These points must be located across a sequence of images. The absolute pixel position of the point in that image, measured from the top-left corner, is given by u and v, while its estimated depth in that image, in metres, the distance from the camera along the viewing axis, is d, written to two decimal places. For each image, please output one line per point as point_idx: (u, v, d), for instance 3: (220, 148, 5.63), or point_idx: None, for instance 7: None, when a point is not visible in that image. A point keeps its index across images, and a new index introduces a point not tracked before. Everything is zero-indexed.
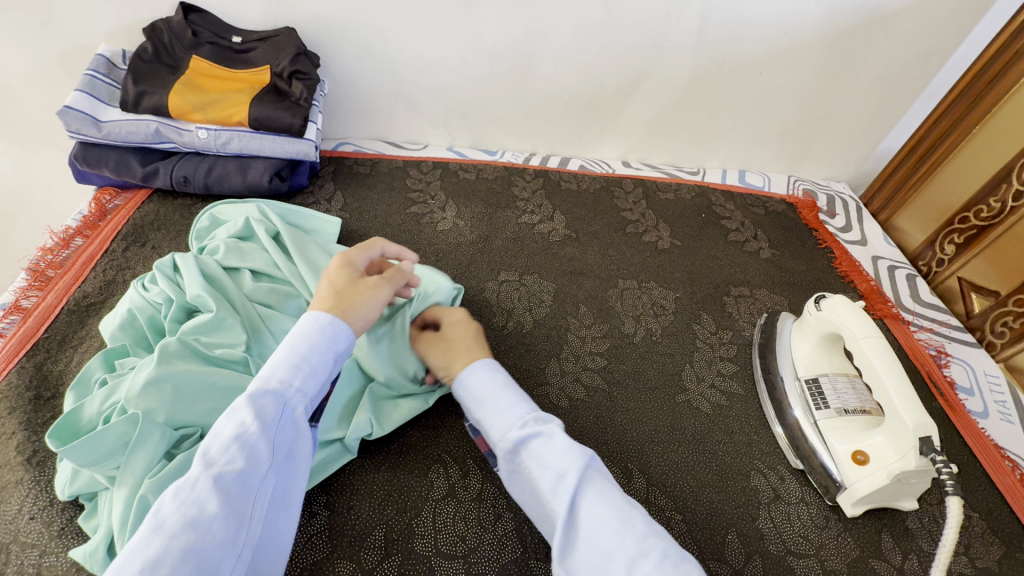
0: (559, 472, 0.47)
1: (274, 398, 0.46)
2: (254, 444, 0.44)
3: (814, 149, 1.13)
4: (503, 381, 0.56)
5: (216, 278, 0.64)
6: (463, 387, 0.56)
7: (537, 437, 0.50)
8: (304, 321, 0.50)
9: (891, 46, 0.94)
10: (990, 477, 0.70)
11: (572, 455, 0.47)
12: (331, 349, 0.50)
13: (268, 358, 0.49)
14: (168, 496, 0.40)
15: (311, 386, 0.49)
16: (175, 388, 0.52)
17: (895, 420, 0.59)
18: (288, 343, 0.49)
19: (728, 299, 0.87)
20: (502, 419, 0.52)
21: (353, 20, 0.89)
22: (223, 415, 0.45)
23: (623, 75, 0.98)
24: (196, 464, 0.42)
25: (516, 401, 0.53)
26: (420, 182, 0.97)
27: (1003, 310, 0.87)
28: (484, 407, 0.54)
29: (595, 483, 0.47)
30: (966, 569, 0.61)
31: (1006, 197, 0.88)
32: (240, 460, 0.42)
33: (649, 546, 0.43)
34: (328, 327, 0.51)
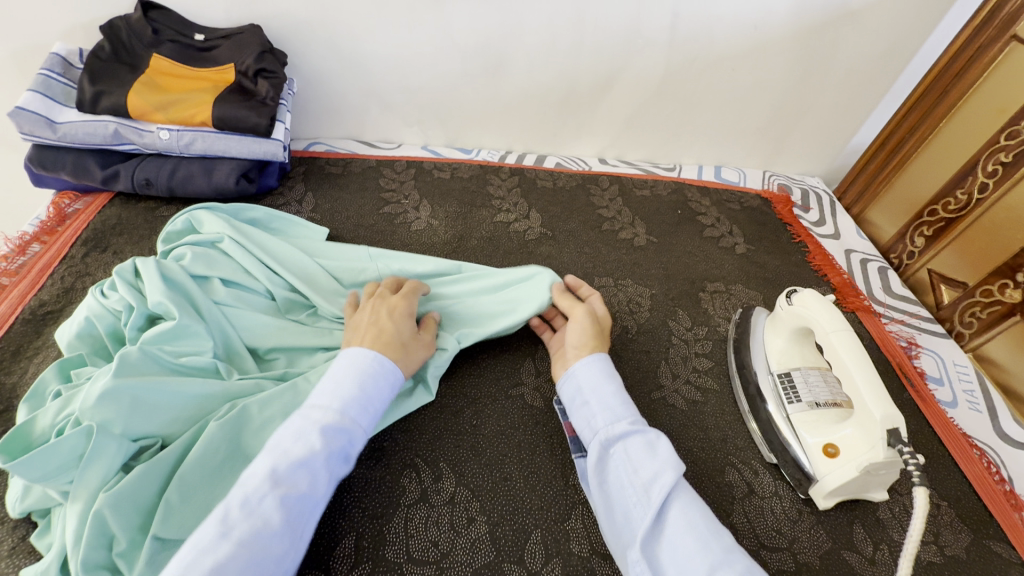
0: (656, 472, 0.51)
1: (341, 432, 0.50)
2: (319, 470, 0.47)
3: (788, 144, 1.14)
4: (612, 380, 0.61)
5: (180, 283, 0.62)
6: (578, 376, 0.61)
7: (638, 437, 0.55)
8: (375, 360, 0.55)
9: (860, 41, 0.95)
10: (959, 466, 0.71)
11: (672, 460, 0.52)
12: (387, 394, 0.55)
13: (337, 389, 0.53)
14: (235, 505, 0.43)
15: (368, 424, 0.53)
16: (134, 398, 0.51)
17: (864, 413, 0.59)
18: (357, 380, 0.53)
19: (704, 294, 0.87)
20: (605, 415, 0.58)
21: (320, 17, 0.87)
22: (290, 436, 0.48)
23: (597, 71, 0.97)
24: (264, 480, 0.45)
25: (620, 403, 0.59)
26: (394, 182, 0.96)
27: (971, 301, 0.89)
28: (588, 401, 0.59)
29: (683, 493, 0.51)
30: (936, 557, 0.62)
31: (973, 189, 0.89)
32: (304, 483, 0.46)
33: (735, 557, 0.45)
34: (389, 373, 0.56)
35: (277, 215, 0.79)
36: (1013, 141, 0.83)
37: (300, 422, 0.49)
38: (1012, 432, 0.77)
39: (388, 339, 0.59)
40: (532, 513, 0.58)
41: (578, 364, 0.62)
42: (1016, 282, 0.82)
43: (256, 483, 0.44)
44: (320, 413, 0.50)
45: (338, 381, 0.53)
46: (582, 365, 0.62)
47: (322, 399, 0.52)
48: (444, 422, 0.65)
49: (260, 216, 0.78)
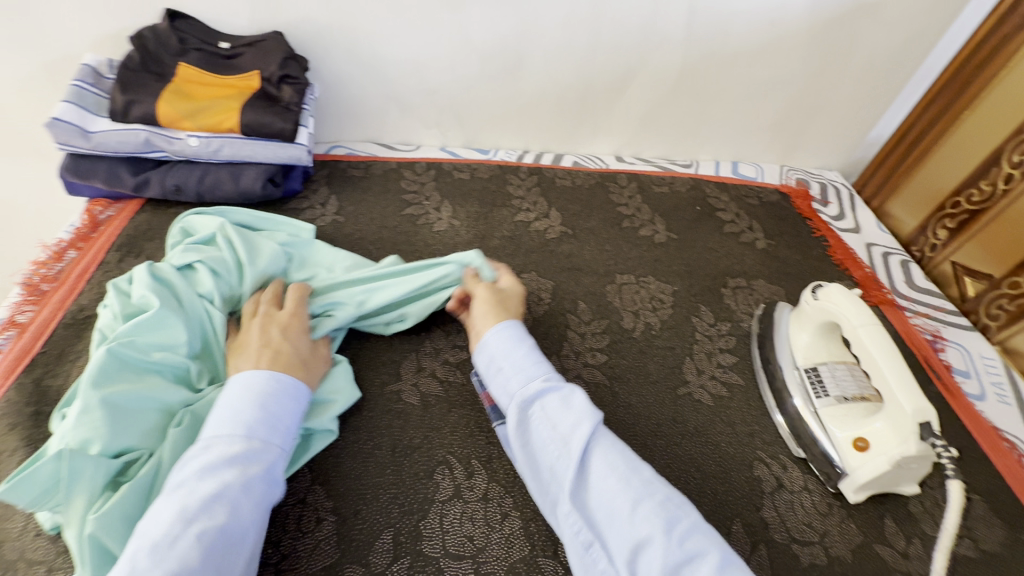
0: (574, 423, 0.54)
1: (255, 457, 0.51)
2: (235, 499, 0.47)
3: (805, 139, 1.13)
4: (523, 342, 0.62)
5: (168, 280, 0.65)
6: (494, 338, 0.62)
7: (552, 396, 0.57)
8: (272, 379, 0.56)
9: (878, 33, 0.94)
10: (989, 459, 0.71)
11: (586, 419, 0.54)
12: (295, 407, 0.57)
13: (234, 415, 0.53)
14: (145, 552, 0.42)
15: (284, 441, 0.54)
16: (104, 414, 0.53)
17: (893, 406, 0.59)
18: (256, 403, 0.54)
19: (726, 290, 0.87)
20: (520, 377, 0.59)
21: (341, 23, 0.88)
22: (196, 474, 0.48)
23: (614, 68, 0.98)
24: (178, 520, 0.44)
25: (533, 362, 0.60)
26: (414, 183, 0.97)
27: (997, 293, 0.88)
28: (504, 366, 0.60)
29: (603, 438, 0.54)
30: (969, 551, 0.62)
31: (998, 180, 0.88)
32: (222, 516, 0.46)
33: (654, 488, 0.50)
34: (291, 387, 0.57)
35: (283, 220, 0.80)
36: None
37: (206, 456, 0.49)
38: None
39: (286, 359, 0.59)
40: None
41: (488, 334, 0.63)
42: None
43: (164, 529, 0.44)
44: (225, 444, 0.50)
45: (233, 405, 0.53)
46: (486, 339, 0.62)
47: (223, 428, 0.52)
48: (475, 419, 0.66)
49: (247, 216, 0.79)
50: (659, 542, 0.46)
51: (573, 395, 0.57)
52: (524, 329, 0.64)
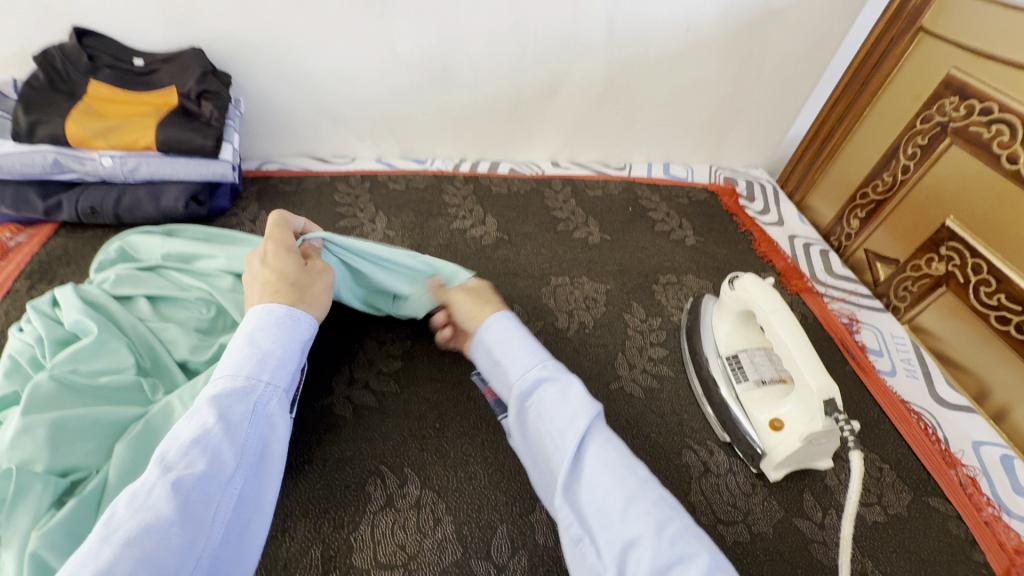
0: (572, 417, 0.52)
1: (238, 398, 0.49)
2: (215, 445, 0.46)
3: (730, 139, 1.19)
4: (521, 334, 0.61)
5: (100, 303, 0.63)
6: (489, 332, 0.61)
7: (550, 385, 0.55)
8: (262, 315, 0.55)
9: (785, 37, 1.01)
10: (898, 430, 0.75)
11: (583, 411, 0.52)
12: (289, 346, 0.55)
13: (226, 362, 0.52)
14: (122, 504, 0.42)
15: (275, 381, 0.52)
16: (50, 431, 0.51)
17: (803, 387, 0.63)
18: (243, 346, 0.53)
19: (657, 287, 0.90)
20: (518, 366, 0.57)
21: (263, 37, 0.87)
22: (184, 420, 0.48)
23: (542, 77, 1.00)
24: (154, 468, 0.44)
25: (530, 351, 0.58)
26: (348, 196, 0.96)
27: (904, 276, 0.94)
28: (502, 357, 0.59)
29: (598, 434, 0.52)
30: (880, 517, 0.66)
31: (897, 171, 0.95)
32: (202, 463, 0.45)
33: (647, 488, 0.48)
34: (285, 324, 0.55)
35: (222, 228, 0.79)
36: (928, 125, 0.89)
37: (196, 402, 0.49)
38: (946, 395, 0.83)
39: (278, 287, 0.58)
40: (496, 509, 0.60)
41: (483, 329, 0.62)
42: (940, 255, 0.87)
43: (148, 476, 0.43)
44: (214, 387, 0.50)
45: (227, 352, 0.53)
46: (486, 328, 0.61)
47: (220, 371, 0.51)
48: (408, 426, 0.66)
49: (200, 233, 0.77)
50: (649, 540, 0.44)
51: (573, 385, 0.55)
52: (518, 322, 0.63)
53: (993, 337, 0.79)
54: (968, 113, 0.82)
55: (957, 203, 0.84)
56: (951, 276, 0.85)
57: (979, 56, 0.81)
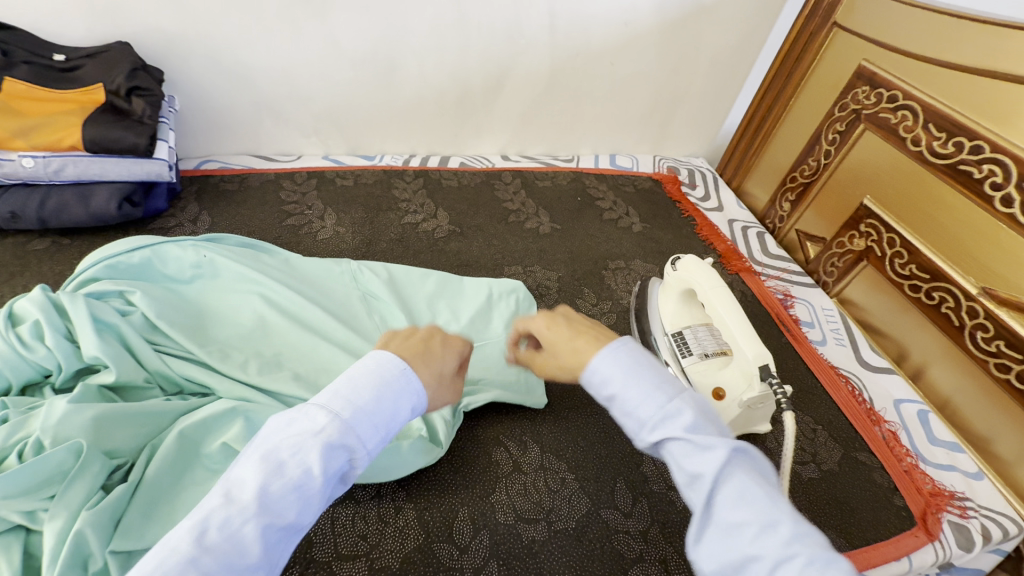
0: (695, 476, 0.39)
1: (344, 453, 0.41)
2: (312, 497, 0.40)
3: (671, 130, 1.25)
4: (630, 365, 0.44)
5: (109, 320, 0.58)
6: (596, 371, 0.45)
7: (673, 432, 0.41)
8: (402, 374, 0.45)
9: (718, 31, 1.06)
10: (830, 394, 0.82)
11: (712, 454, 0.38)
12: (407, 407, 0.45)
13: (344, 392, 0.43)
14: (213, 525, 0.37)
15: (379, 443, 0.43)
16: (97, 414, 0.51)
17: (740, 356, 0.67)
18: (376, 389, 0.43)
19: (606, 272, 0.94)
20: (633, 419, 0.43)
21: (195, 30, 0.84)
22: (288, 444, 0.40)
23: (488, 71, 1.02)
24: (251, 502, 0.37)
25: (649, 392, 0.42)
26: (295, 194, 0.95)
27: (830, 252, 1.01)
28: (617, 404, 0.44)
29: (741, 467, 0.39)
30: (814, 474, 0.71)
31: (820, 156, 1.02)
32: (292, 512, 0.39)
33: (797, 551, 0.35)
34: (413, 386, 0.46)
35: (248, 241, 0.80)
36: (844, 112, 0.96)
37: (301, 428, 0.41)
38: (870, 359, 0.90)
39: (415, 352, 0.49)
40: (457, 492, 0.61)
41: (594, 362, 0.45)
42: (860, 232, 0.94)
43: (243, 503, 0.37)
44: (327, 420, 0.41)
45: (354, 386, 0.43)
46: (589, 367, 0.46)
47: (337, 403, 0.42)
48: None
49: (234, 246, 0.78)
50: None
51: (698, 421, 0.40)
52: (641, 346, 0.46)
53: (928, 322, 0.84)
54: (878, 100, 0.89)
55: (871, 183, 0.91)
56: (870, 251, 0.93)
57: (885, 49, 0.88)
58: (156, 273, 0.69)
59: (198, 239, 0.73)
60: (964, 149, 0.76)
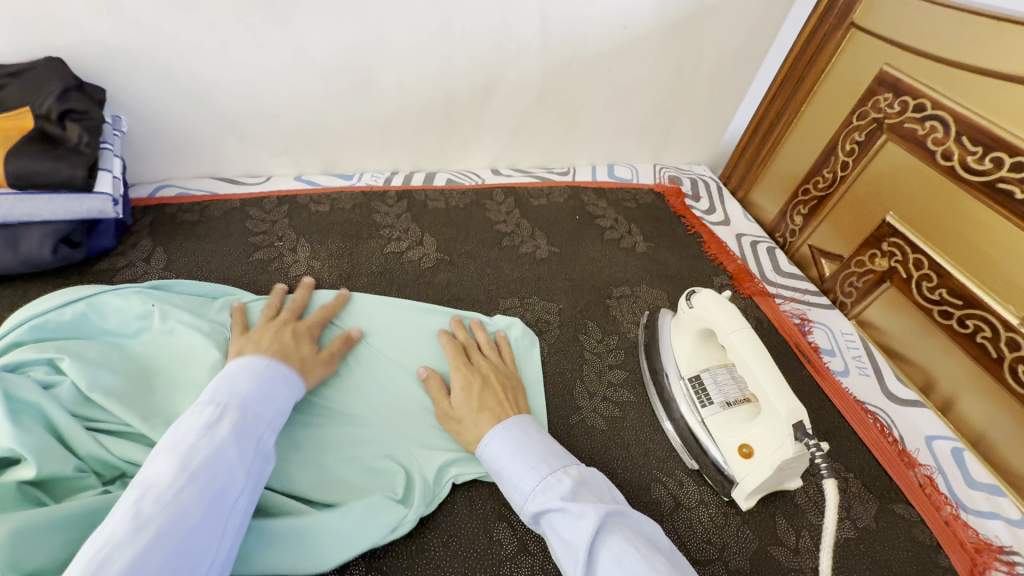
0: (573, 546, 0.46)
1: (249, 429, 0.47)
2: (235, 462, 0.44)
3: (672, 138, 1.17)
4: (521, 442, 0.55)
5: (27, 399, 0.48)
6: (487, 451, 0.56)
7: (553, 506, 0.49)
8: (270, 365, 0.54)
9: (723, 33, 0.98)
10: (858, 435, 0.75)
11: (584, 523, 0.46)
12: (287, 392, 0.54)
13: (216, 388, 0.49)
14: (148, 501, 0.39)
15: (274, 418, 0.50)
16: (14, 527, 0.41)
17: (770, 410, 0.59)
18: (252, 379, 0.51)
19: (611, 301, 0.86)
20: (519, 491, 0.53)
21: (140, 42, 0.74)
22: (192, 430, 0.44)
23: (475, 80, 0.92)
24: (179, 472, 0.41)
25: (529, 469, 0.53)
26: (263, 223, 0.86)
27: (848, 271, 0.94)
28: (504, 479, 0.54)
29: (614, 533, 0.47)
30: (850, 533, 0.65)
31: (836, 167, 0.94)
32: (222, 477, 0.43)
33: None
34: (283, 371, 0.55)
35: (211, 287, 0.72)
36: (864, 121, 0.89)
37: (196, 415, 0.46)
38: (896, 390, 0.84)
39: None
40: None
41: (487, 439, 0.57)
42: (882, 251, 0.87)
43: (170, 477, 0.41)
44: (218, 407, 0.47)
45: (230, 381, 0.50)
46: (483, 448, 0.57)
47: (219, 395, 0.48)
48: None
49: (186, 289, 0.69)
50: None
51: (572, 491, 0.50)
52: (526, 425, 0.58)
53: (959, 352, 0.77)
54: (903, 109, 0.82)
55: (895, 199, 0.84)
56: (894, 272, 0.85)
57: (910, 52, 0.81)
58: (93, 328, 0.60)
59: (141, 287, 0.65)
60: (1003, 165, 0.68)
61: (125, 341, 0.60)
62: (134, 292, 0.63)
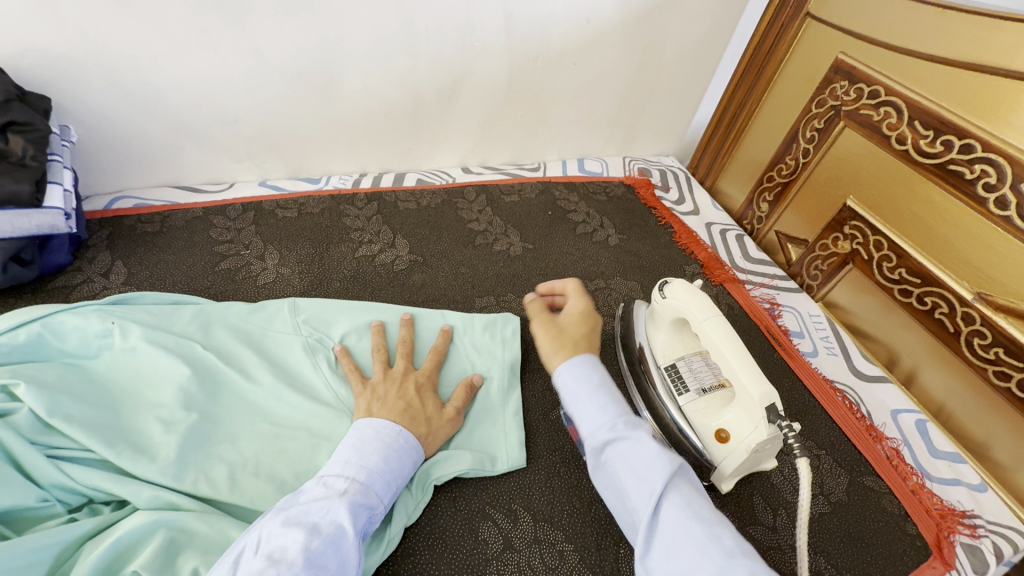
0: (645, 479, 0.47)
1: (365, 513, 0.47)
2: (348, 548, 0.44)
3: (640, 130, 1.18)
4: (605, 378, 0.56)
5: None
6: (562, 379, 0.57)
7: (627, 438, 0.51)
8: (401, 435, 0.54)
9: (685, 25, 0.99)
10: (828, 413, 0.78)
11: (665, 462, 0.48)
12: (409, 470, 0.54)
13: (344, 457, 0.50)
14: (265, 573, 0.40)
15: (389, 500, 0.51)
16: None
17: (743, 394, 0.61)
18: (383, 452, 0.51)
19: (586, 295, 0.86)
20: (594, 418, 0.53)
21: (87, 48, 0.71)
22: (317, 506, 0.45)
23: (441, 79, 0.92)
24: (297, 547, 0.41)
25: (609, 403, 0.54)
26: (228, 231, 0.84)
27: (813, 255, 0.96)
28: (578, 406, 0.55)
29: (683, 480, 0.48)
30: (824, 508, 0.67)
31: (798, 154, 0.97)
32: (334, 563, 0.43)
33: (737, 563, 0.41)
34: (412, 448, 0.54)
35: (174, 298, 0.69)
36: (822, 109, 0.91)
37: (322, 491, 0.47)
38: (863, 368, 0.87)
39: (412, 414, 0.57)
40: None
41: (559, 368, 0.57)
42: (844, 234, 0.89)
43: (288, 552, 0.41)
44: (345, 485, 0.48)
45: (362, 451, 0.51)
46: (559, 373, 0.57)
47: (348, 470, 0.49)
48: None
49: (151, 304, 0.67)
50: None
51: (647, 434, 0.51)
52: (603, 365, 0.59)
53: (919, 328, 0.80)
54: (858, 96, 0.84)
55: (854, 183, 0.87)
56: (856, 254, 0.88)
57: (863, 41, 0.83)
58: (52, 350, 0.57)
59: (100, 304, 0.62)
60: (952, 148, 0.71)
61: (85, 362, 0.58)
62: (95, 309, 0.61)
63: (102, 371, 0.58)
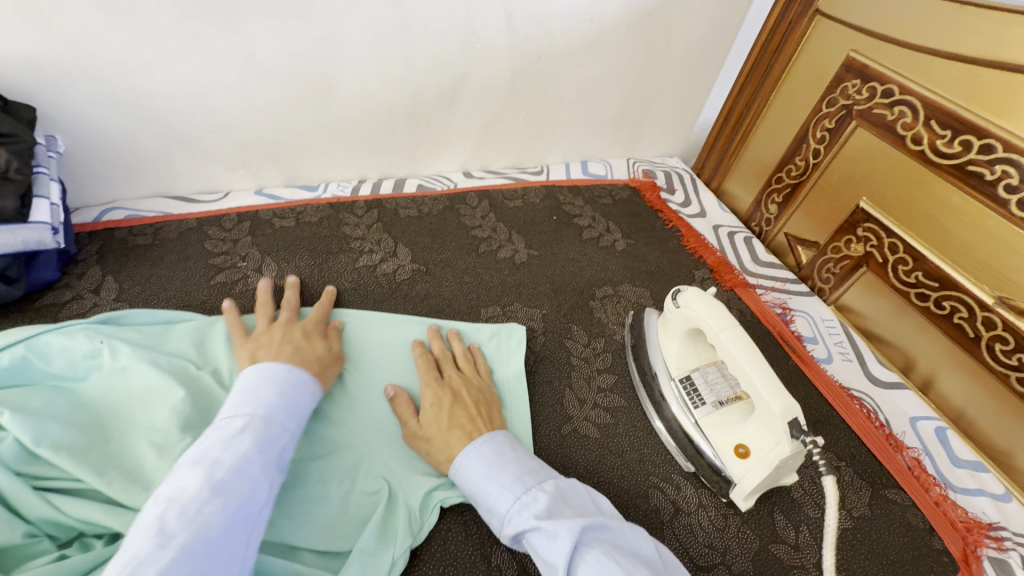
0: (552, 564, 0.43)
1: (273, 441, 0.45)
2: (259, 471, 0.42)
3: (643, 132, 1.16)
4: (492, 462, 0.52)
5: None
6: (458, 478, 0.54)
7: (527, 526, 0.47)
8: (289, 372, 0.53)
9: (690, 23, 0.97)
10: (845, 421, 0.76)
11: (561, 542, 0.43)
12: (307, 404, 0.53)
13: (232, 401, 0.47)
14: (172, 512, 0.36)
15: (294, 429, 0.49)
16: None
17: (764, 408, 0.58)
18: (276, 389, 0.50)
19: (595, 303, 0.84)
20: (496, 512, 0.50)
21: (73, 56, 0.68)
22: (216, 444, 0.42)
23: (441, 81, 0.89)
24: (201, 483, 0.38)
25: (501, 490, 0.50)
26: (223, 243, 0.81)
27: (825, 258, 0.94)
28: (479, 503, 0.52)
29: (592, 545, 0.44)
30: (847, 523, 0.65)
31: (808, 154, 0.95)
32: (246, 487, 0.40)
33: None
34: (306, 383, 0.54)
35: (166, 314, 0.66)
36: (833, 108, 0.89)
37: (221, 430, 0.44)
38: (879, 374, 0.85)
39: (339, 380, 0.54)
40: None
41: (453, 471, 0.54)
42: (858, 237, 0.87)
43: (194, 490, 0.38)
44: (242, 421, 0.45)
45: (253, 392, 0.49)
46: (456, 469, 0.54)
47: (242, 409, 0.47)
48: None
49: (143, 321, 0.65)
50: None
51: (548, 508, 0.47)
52: (496, 445, 0.55)
53: (937, 333, 0.78)
54: (871, 95, 0.82)
55: (867, 184, 0.84)
56: (870, 257, 0.86)
57: (875, 37, 0.81)
58: (38, 373, 0.55)
59: (88, 323, 0.60)
60: (972, 147, 0.69)
61: (73, 385, 0.55)
62: (83, 329, 0.58)
63: (90, 393, 0.55)
